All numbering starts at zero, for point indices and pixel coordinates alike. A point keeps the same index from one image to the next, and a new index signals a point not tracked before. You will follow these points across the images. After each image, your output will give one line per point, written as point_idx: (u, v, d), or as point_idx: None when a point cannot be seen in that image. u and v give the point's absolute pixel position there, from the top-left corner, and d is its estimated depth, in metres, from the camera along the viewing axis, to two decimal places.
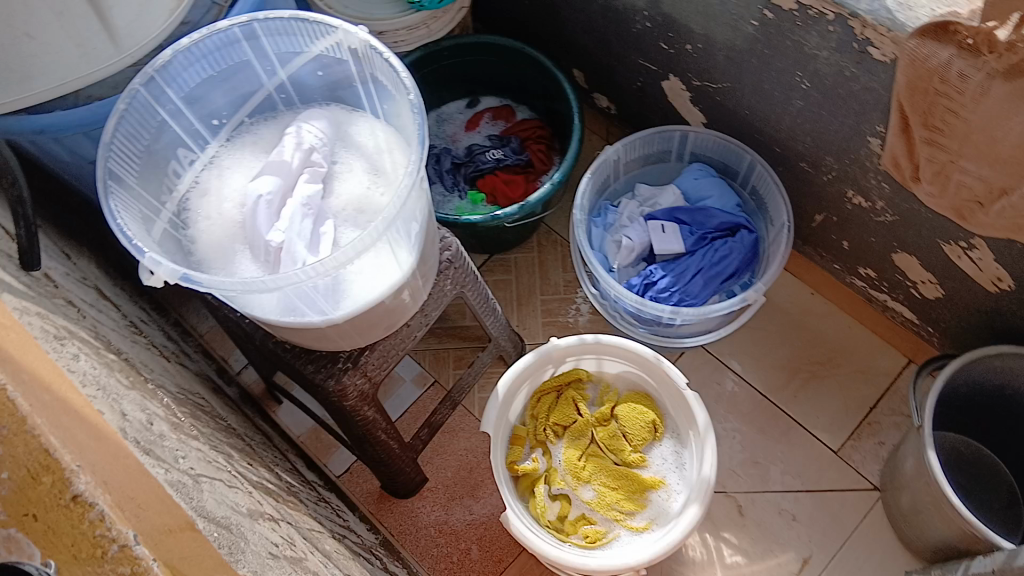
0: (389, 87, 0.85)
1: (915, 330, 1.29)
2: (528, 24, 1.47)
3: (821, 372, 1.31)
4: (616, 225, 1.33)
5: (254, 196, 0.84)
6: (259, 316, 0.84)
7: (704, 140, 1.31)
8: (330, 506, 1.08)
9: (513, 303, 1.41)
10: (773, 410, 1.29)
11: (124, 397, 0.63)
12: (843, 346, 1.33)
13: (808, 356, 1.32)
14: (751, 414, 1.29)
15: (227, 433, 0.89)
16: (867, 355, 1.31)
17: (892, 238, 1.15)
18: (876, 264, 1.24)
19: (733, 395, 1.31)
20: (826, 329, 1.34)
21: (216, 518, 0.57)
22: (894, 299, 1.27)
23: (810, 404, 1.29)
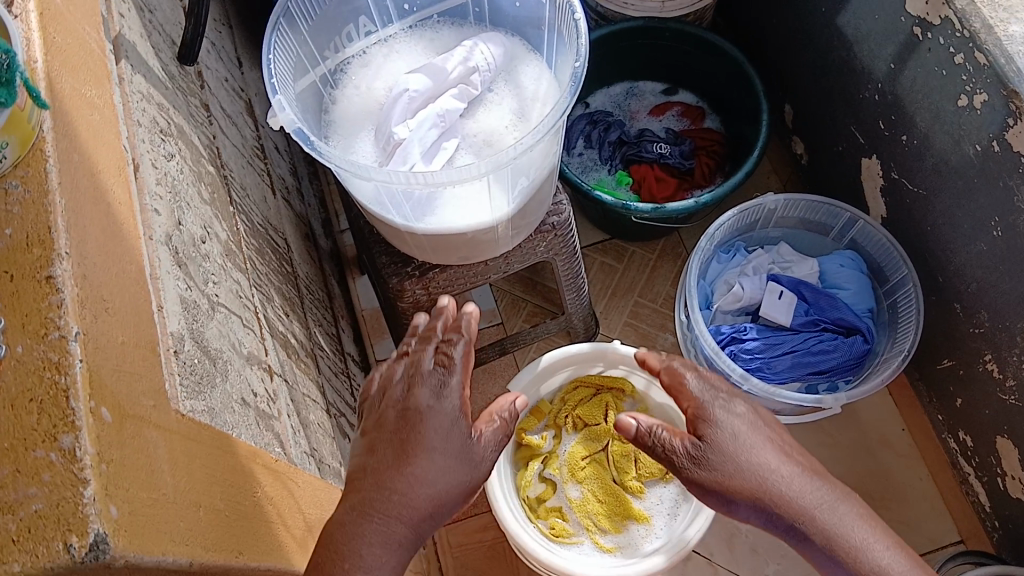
0: (569, 47, 0.84)
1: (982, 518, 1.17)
2: (762, 40, 1.39)
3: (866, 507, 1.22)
4: (737, 267, 1.24)
5: (402, 88, 0.86)
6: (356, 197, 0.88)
7: (870, 232, 1.18)
8: (349, 384, 1.13)
9: (607, 291, 1.39)
10: None
11: (192, 209, 0.68)
12: None
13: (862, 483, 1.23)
14: None
15: (284, 277, 0.95)
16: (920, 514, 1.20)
17: (1005, 420, 1.05)
18: (976, 437, 1.13)
19: None
20: None
21: (206, 348, 0.62)
22: (977, 479, 1.16)
23: None
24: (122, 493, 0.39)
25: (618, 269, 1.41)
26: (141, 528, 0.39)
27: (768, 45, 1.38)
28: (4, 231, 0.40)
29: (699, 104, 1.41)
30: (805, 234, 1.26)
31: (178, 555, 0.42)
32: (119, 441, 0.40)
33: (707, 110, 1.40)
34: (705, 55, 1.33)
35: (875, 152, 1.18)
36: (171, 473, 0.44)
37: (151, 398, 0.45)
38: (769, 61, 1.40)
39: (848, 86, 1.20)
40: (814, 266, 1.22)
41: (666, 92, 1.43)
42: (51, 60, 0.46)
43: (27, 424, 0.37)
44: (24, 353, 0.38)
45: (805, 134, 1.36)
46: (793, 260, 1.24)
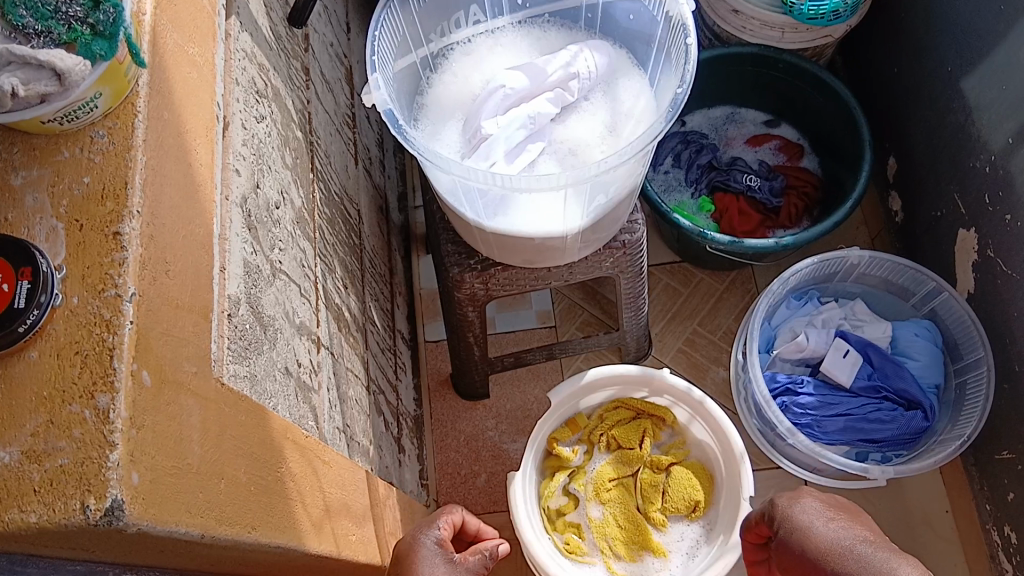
0: (673, 71, 0.81)
1: None
2: (876, 90, 1.35)
3: None
4: (806, 315, 1.18)
5: (498, 83, 0.86)
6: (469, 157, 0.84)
7: (952, 304, 1.12)
8: (394, 360, 1.19)
9: (666, 315, 1.44)
10: None
11: (272, 173, 0.69)
12: None
13: None
14: None
15: (349, 249, 0.96)
16: None
17: None
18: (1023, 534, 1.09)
19: None
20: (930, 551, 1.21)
21: (261, 314, 0.63)
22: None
23: None
24: (147, 459, 0.39)
25: (683, 293, 1.45)
26: (160, 497, 0.39)
27: (881, 95, 1.34)
28: (84, 180, 0.41)
29: (801, 141, 1.38)
30: (883, 295, 1.20)
31: (190, 527, 0.42)
32: (154, 407, 0.40)
33: (807, 147, 1.38)
34: (816, 92, 1.29)
35: (974, 224, 1.14)
36: (201, 442, 0.44)
37: (193, 365, 0.45)
38: (880, 112, 1.35)
39: (962, 158, 1.15)
40: (886, 329, 1.15)
41: (769, 123, 1.40)
42: (161, 14, 0.47)
43: (70, 376, 0.38)
44: (79, 304, 0.39)
45: (905, 192, 1.31)
46: (865, 320, 1.17)
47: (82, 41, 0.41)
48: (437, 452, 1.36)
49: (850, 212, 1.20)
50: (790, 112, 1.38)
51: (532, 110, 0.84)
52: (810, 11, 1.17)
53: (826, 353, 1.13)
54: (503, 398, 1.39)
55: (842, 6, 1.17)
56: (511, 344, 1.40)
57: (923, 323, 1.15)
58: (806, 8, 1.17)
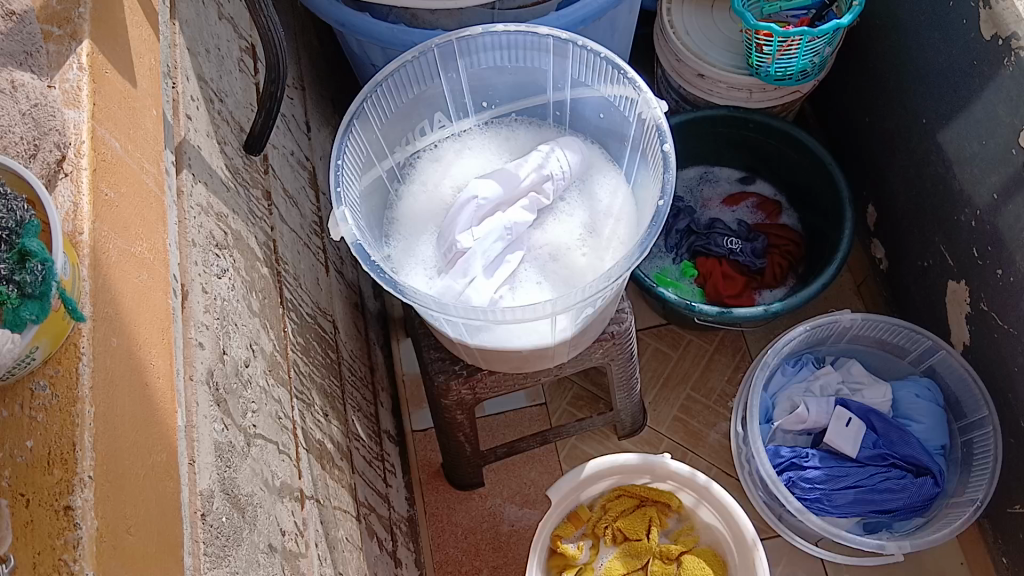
0: (652, 174, 0.78)
1: None
2: (850, 140, 1.33)
3: None
4: (803, 381, 1.16)
5: (469, 194, 0.81)
6: (445, 273, 0.80)
7: (951, 362, 1.10)
8: (383, 466, 1.13)
9: (658, 381, 1.40)
10: None
11: (239, 330, 0.64)
12: None
13: None
14: None
15: (327, 371, 0.91)
16: None
17: None
18: None
19: None
20: None
21: (237, 499, 0.58)
22: None
23: None
24: None
25: (672, 357, 1.42)
26: None
27: (855, 144, 1.32)
28: (26, 445, 0.37)
29: (778, 196, 1.37)
30: (877, 354, 1.19)
31: None
32: None
33: (785, 203, 1.36)
34: (787, 149, 1.28)
35: (964, 276, 1.12)
36: None
37: None
38: (856, 160, 1.33)
39: (944, 209, 1.13)
40: (887, 391, 1.13)
41: (744, 181, 1.39)
42: (102, 225, 0.42)
43: None
44: None
45: (888, 240, 1.29)
46: (863, 383, 1.15)
47: (9, 306, 0.37)
48: (434, 548, 1.31)
49: (838, 271, 1.18)
50: (765, 168, 1.36)
51: (508, 222, 0.80)
52: (777, 73, 1.17)
53: (828, 422, 1.11)
54: (498, 485, 1.34)
55: (809, 67, 1.17)
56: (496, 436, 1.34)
57: (923, 381, 1.14)
58: (773, 70, 1.17)
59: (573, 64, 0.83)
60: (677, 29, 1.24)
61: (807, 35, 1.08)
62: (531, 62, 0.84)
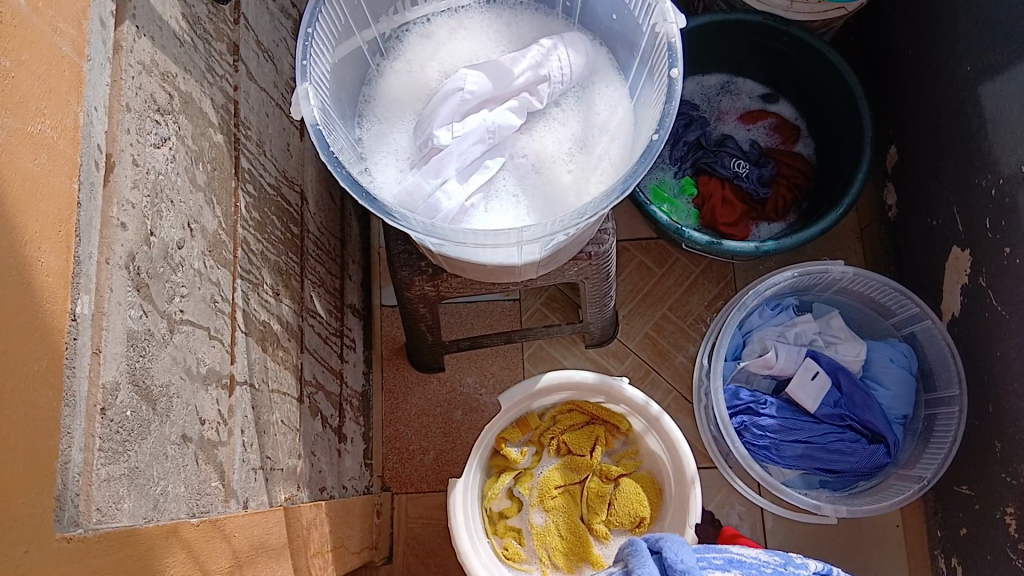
0: (654, 95, 0.71)
1: None
2: (887, 77, 1.24)
3: None
4: (778, 326, 1.13)
5: (455, 84, 0.74)
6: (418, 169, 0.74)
7: (933, 335, 1.07)
8: (340, 341, 1.11)
9: (636, 295, 1.37)
10: None
11: (175, 208, 0.60)
12: None
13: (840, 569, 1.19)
14: None
15: (285, 246, 0.87)
16: None
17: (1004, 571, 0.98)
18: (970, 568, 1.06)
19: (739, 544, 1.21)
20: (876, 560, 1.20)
21: (149, 390, 0.55)
22: None
23: None
24: None
25: (656, 274, 1.38)
26: None
27: (893, 81, 1.23)
28: None
29: (797, 121, 1.28)
30: (862, 309, 1.15)
31: None
32: None
33: (803, 129, 1.28)
34: (818, 72, 1.19)
35: (969, 244, 1.06)
36: None
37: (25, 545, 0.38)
38: (890, 98, 1.24)
39: (967, 171, 1.06)
40: (861, 352, 1.10)
41: (766, 98, 1.29)
42: None
43: None
44: None
45: (903, 190, 1.23)
46: (840, 338, 1.12)
47: None
48: (385, 423, 1.31)
49: (837, 221, 1.13)
50: (790, 89, 1.27)
51: (492, 123, 0.74)
52: None
53: (794, 372, 1.09)
54: (459, 373, 1.34)
55: None
56: (459, 328, 1.31)
57: (901, 347, 1.11)
58: None
59: None
60: None
61: None
62: None
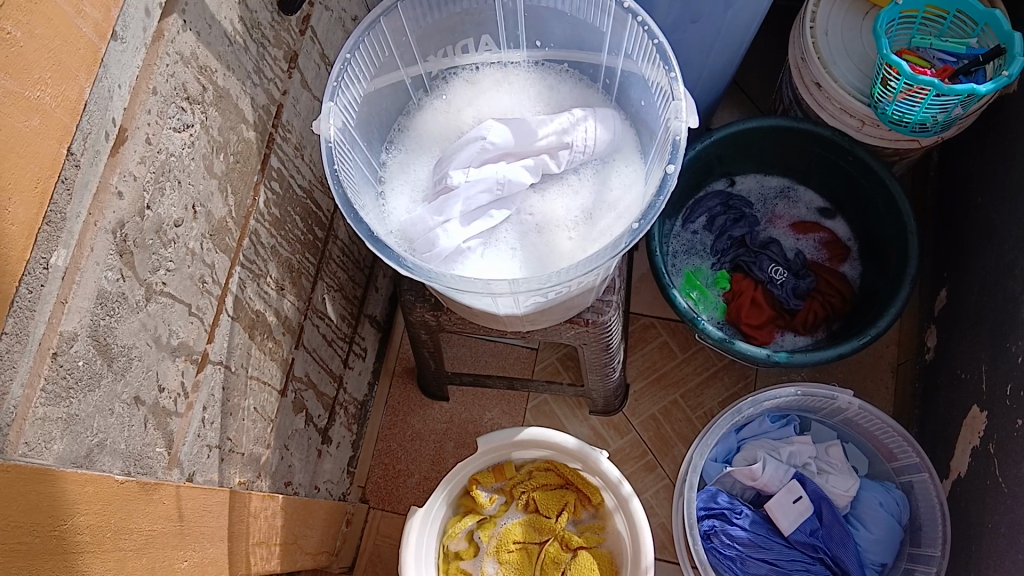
0: (657, 181, 0.73)
1: None
2: (952, 217, 1.21)
3: None
4: (774, 441, 1.11)
5: (480, 133, 0.78)
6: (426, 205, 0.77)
7: (928, 490, 1.03)
8: (347, 348, 1.15)
9: (652, 372, 1.36)
10: None
11: (180, 189, 0.65)
12: None
13: None
14: None
15: (302, 246, 0.92)
16: None
17: None
18: None
19: None
20: None
21: (109, 347, 0.60)
22: None
23: None
24: None
25: (677, 357, 1.37)
26: None
27: (955, 222, 1.20)
28: None
29: (849, 242, 1.26)
30: (866, 445, 1.12)
31: None
32: None
33: (853, 251, 1.25)
34: (874, 196, 1.17)
35: (990, 403, 1.02)
36: None
37: None
38: (950, 238, 1.21)
39: (1003, 328, 1.02)
40: (851, 488, 1.07)
41: (823, 212, 1.28)
42: None
43: None
44: None
45: (943, 333, 1.19)
46: (833, 469, 1.09)
47: None
48: (379, 437, 1.34)
49: (860, 348, 1.10)
50: (847, 207, 1.25)
51: (505, 175, 0.77)
52: (894, 115, 1.06)
53: (777, 490, 1.06)
54: (461, 406, 1.36)
55: (931, 122, 1.05)
56: (471, 363, 1.34)
57: (894, 493, 1.07)
58: (890, 110, 1.06)
59: (630, 39, 0.77)
60: (816, 31, 1.13)
61: (937, 89, 0.97)
62: (591, 20, 0.79)
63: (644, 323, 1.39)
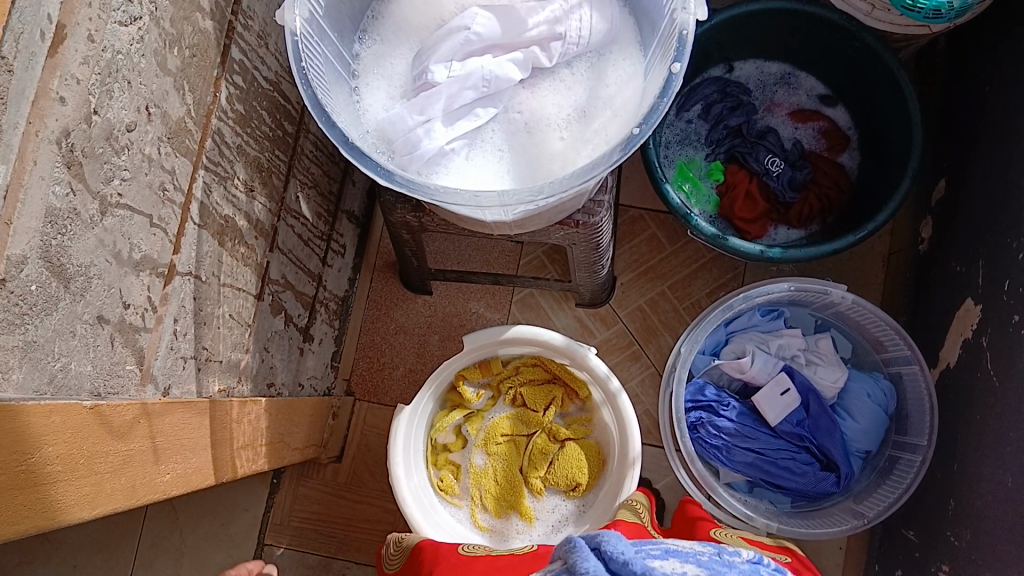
0: (657, 79, 0.67)
1: None
2: (958, 104, 1.16)
3: None
4: (764, 333, 1.10)
5: (463, 23, 0.72)
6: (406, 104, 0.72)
7: (917, 381, 1.02)
8: (325, 246, 1.11)
9: (640, 265, 1.34)
10: None
11: (131, 90, 0.58)
12: None
13: None
14: None
15: (270, 145, 0.86)
16: None
17: None
18: None
19: None
20: None
21: (64, 267, 0.55)
22: None
23: None
24: None
25: (665, 249, 1.34)
26: None
27: (962, 109, 1.14)
28: None
29: (849, 130, 1.21)
30: (856, 338, 1.12)
31: None
32: None
33: (853, 141, 1.20)
34: (879, 84, 1.11)
35: (984, 300, 1.00)
36: None
37: None
38: (954, 126, 1.16)
39: (1003, 224, 0.99)
40: (840, 379, 1.06)
41: (823, 100, 1.22)
42: None
43: None
44: None
45: (939, 225, 1.16)
46: (823, 360, 1.08)
47: None
48: (362, 332, 1.32)
49: (857, 241, 1.07)
50: (850, 95, 1.19)
51: (490, 70, 0.71)
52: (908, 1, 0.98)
53: (765, 383, 1.06)
54: (445, 300, 1.33)
55: (947, 8, 0.97)
56: (454, 257, 1.30)
57: (882, 384, 1.07)
58: None
59: None
60: None
61: None
62: None
63: (633, 215, 1.35)
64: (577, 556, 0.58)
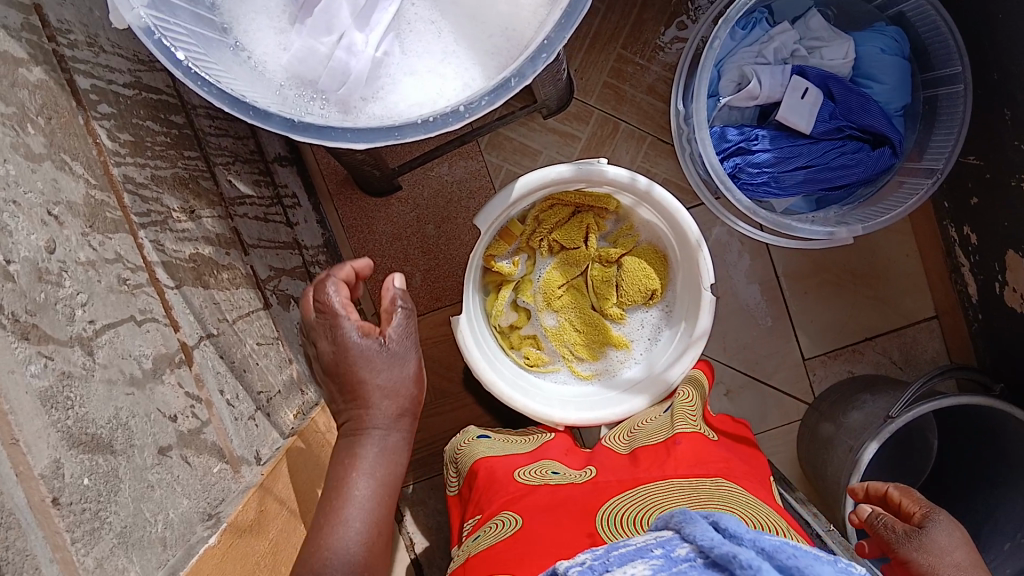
0: None
1: (963, 302, 1.14)
2: None
3: (847, 282, 1.19)
4: (754, 45, 0.99)
5: None
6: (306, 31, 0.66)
7: (928, 13, 0.94)
8: (281, 208, 0.98)
9: (584, 42, 1.20)
10: (777, 295, 1.19)
11: (23, 211, 0.46)
12: (889, 265, 1.19)
13: (850, 264, 1.19)
14: (753, 292, 1.19)
15: (177, 150, 0.72)
16: (898, 291, 1.19)
17: None
18: (984, 236, 1.04)
19: (748, 268, 1.18)
20: (884, 244, 1.19)
21: (92, 439, 0.46)
22: (966, 268, 1.10)
23: (813, 305, 1.19)
24: None
25: (600, 12, 1.20)
26: None
27: None
28: None
29: None
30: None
31: None
32: None
33: None
34: None
35: None
36: None
37: None
38: None
39: None
40: (850, 50, 0.98)
41: None
42: None
43: None
44: None
45: None
46: (823, 39, 1.00)
47: None
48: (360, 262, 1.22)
49: None
50: None
51: None
52: None
53: (782, 96, 0.98)
54: (417, 186, 1.21)
55: None
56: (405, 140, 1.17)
57: (889, 31, 0.99)
58: None
59: None
60: None
61: None
62: None
63: None
64: (695, 526, 0.49)
